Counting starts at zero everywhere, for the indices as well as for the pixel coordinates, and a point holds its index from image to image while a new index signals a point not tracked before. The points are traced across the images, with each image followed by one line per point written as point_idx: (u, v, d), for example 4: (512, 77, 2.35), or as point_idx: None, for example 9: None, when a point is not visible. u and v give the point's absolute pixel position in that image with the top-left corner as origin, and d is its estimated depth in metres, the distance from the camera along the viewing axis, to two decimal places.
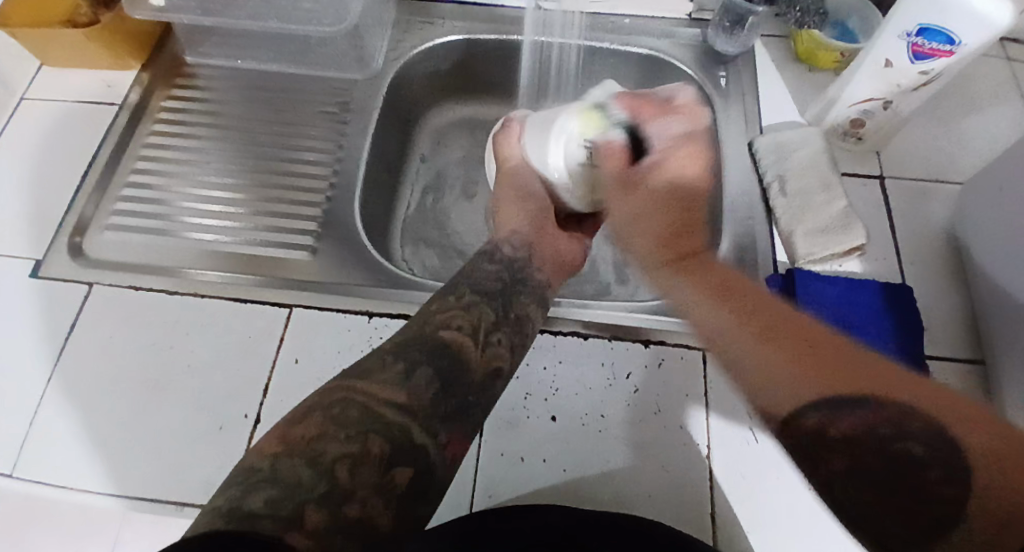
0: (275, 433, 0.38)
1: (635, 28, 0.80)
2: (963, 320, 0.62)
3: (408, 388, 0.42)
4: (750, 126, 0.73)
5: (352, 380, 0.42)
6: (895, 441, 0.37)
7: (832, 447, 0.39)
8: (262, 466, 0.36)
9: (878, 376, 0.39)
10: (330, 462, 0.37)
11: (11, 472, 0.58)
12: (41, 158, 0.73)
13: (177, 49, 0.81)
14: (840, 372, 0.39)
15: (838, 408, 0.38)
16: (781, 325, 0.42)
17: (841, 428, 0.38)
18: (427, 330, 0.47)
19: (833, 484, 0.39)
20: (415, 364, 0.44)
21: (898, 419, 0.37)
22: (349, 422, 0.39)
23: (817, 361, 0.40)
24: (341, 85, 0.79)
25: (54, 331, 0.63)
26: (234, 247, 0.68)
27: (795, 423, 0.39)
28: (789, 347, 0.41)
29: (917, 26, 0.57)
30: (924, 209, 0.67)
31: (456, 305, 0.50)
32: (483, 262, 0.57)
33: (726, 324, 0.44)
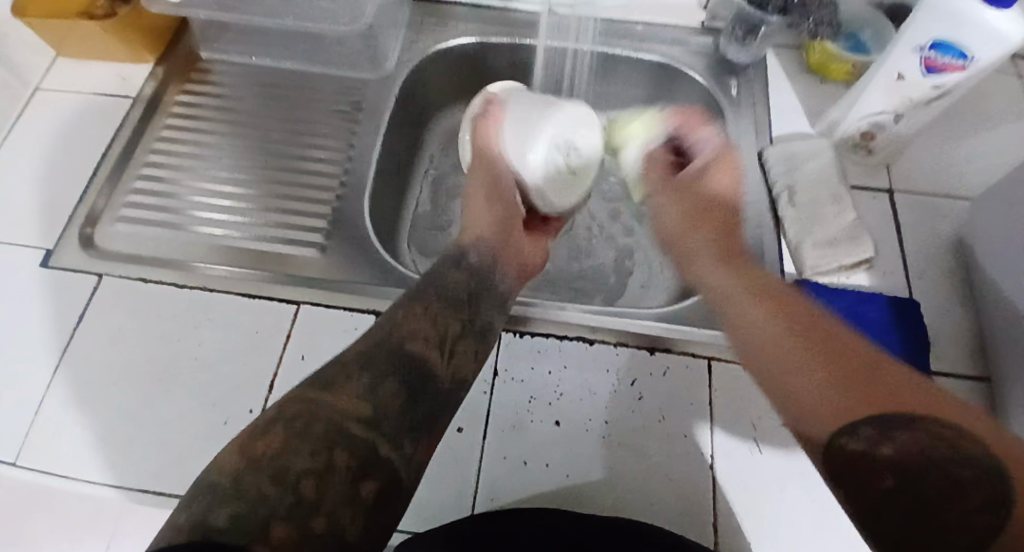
0: (239, 445, 0.39)
1: (648, 36, 0.81)
2: (970, 336, 0.61)
3: (373, 398, 0.43)
4: (761, 136, 0.73)
5: (314, 390, 0.43)
6: (945, 461, 0.35)
7: (871, 465, 0.37)
8: (225, 482, 0.37)
9: (926, 397, 0.37)
10: (295, 478, 0.38)
11: (16, 460, 0.58)
12: (54, 148, 0.73)
13: (192, 44, 0.82)
14: (889, 385, 0.38)
15: (887, 424, 0.37)
16: (828, 332, 0.41)
17: (889, 445, 0.36)
18: (393, 337, 0.48)
19: (871, 502, 0.37)
20: (382, 374, 0.45)
21: (946, 436, 0.36)
22: (313, 437, 0.40)
23: (866, 371, 0.38)
24: (354, 84, 0.80)
25: (63, 321, 0.64)
26: (243, 243, 0.68)
27: (840, 438, 0.38)
28: (834, 355, 0.39)
29: (931, 40, 0.57)
30: (934, 224, 0.67)
31: (423, 314, 0.51)
32: (450, 269, 0.58)
33: (773, 320, 0.43)
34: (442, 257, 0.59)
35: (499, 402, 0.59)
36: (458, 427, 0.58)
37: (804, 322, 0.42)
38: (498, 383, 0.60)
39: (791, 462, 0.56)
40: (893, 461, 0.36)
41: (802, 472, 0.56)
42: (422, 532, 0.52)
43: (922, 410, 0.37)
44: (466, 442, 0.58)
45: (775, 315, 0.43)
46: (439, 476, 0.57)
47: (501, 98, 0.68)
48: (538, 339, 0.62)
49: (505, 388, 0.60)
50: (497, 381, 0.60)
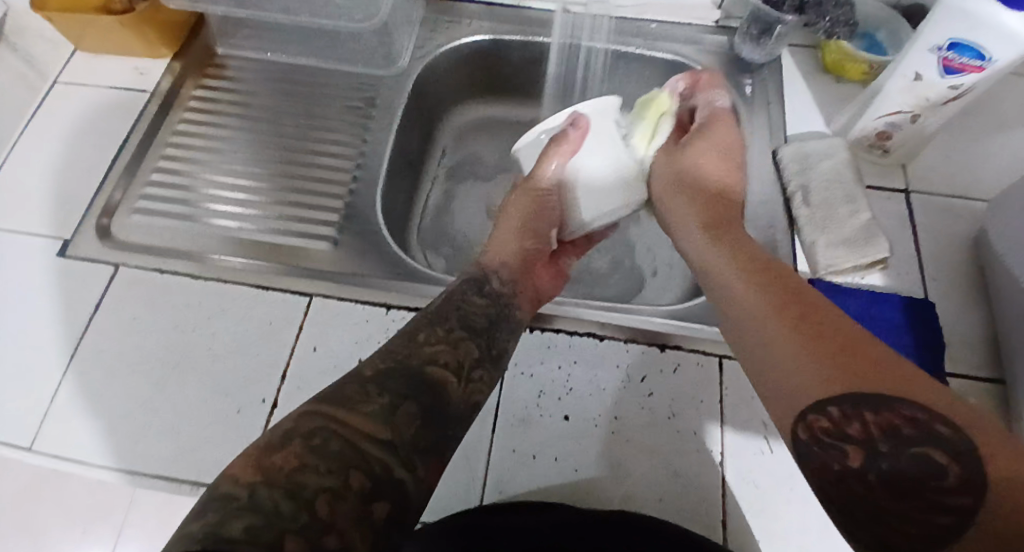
0: (251, 458, 0.38)
1: (662, 34, 0.80)
2: (985, 338, 0.61)
3: (390, 421, 0.42)
4: (775, 135, 0.73)
5: (330, 407, 0.42)
6: (915, 442, 0.36)
7: (841, 443, 0.38)
8: (239, 494, 0.36)
9: (899, 377, 0.39)
10: (311, 494, 0.37)
11: (30, 447, 0.59)
12: (72, 141, 0.74)
13: (209, 40, 0.83)
14: (865, 369, 0.39)
15: (857, 404, 0.38)
16: (811, 317, 0.42)
17: (856, 424, 0.38)
18: (411, 359, 0.48)
19: (838, 478, 0.38)
20: (398, 396, 0.44)
21: (916, 417, 0.37)
22: (329, 454, 0.39)
23: (844, 355, 0.40)
24: (369, 81, 0.80)
25: (79, 310, 0.65)
26: (256, 235, 0.69)
27: (809, 417, 0.39)
28: (813, 340, 0.41)
29: (949, 40, 0.56)
30: (949, 225, 0.66)
31: (444, 338, 0.51)
32: (472, 292, 0.57)
33: (756, 298, 0.46)
34: (463, 278, 0.59)
35: (508, 397, 0.59)
36: None
37: (787, 308, 0.44)
38: (507, 377, 0.60)
39: None
40: (861, 439, 0.38)
41: None
42: (430, 524, 0.52)
43: (896, 394, 0.38)
44: (474, 435, 0.58)
45: (755, 292, 0.46)
46: (447, 469, 0.57)
47: (583, 123, 0.60)
48: (547, 334, 0.62)
49: (514, 382, 0.60)
50: (507, 376, 0.60)
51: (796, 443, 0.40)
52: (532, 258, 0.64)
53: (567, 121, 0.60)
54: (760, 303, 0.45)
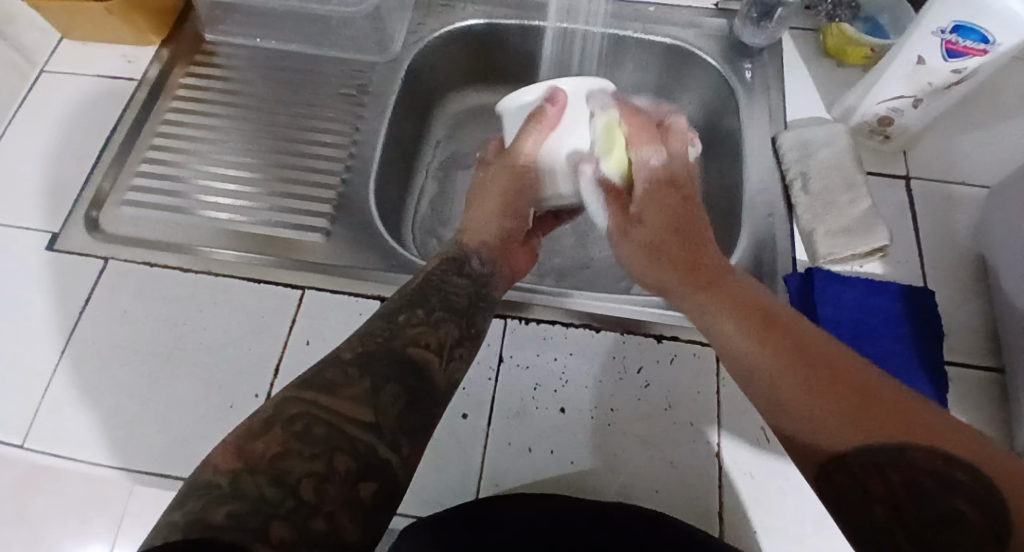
0: (233, 447, 0.37)
1: (660, 17, 0.79)
2: (985, 327, 0.60)
3: (375, 403, 0.41)
4: (774, 121, 0.71)
5: (313, 390, 0.41)
6: (940, 494, 0.36)
7: (865, 494, 0.38)
8: (221, 483, 0.35)
9: (913, 424, 0.37)
10: (296, 480, 0.36)
11: (24, 442, 0.59)
12: (60, 131, 0.73)
13: (198, 27, 0.81)
14: (875, 421, 0.38)
15: (874, 460, 0.37)
16: (810, 367, 0.41)
17: (877, 479, 0.37)
18: (393, 341, 0.46)
19: (867, 529, 0.39)
20: (383, 379, 0.43)
21: (936, 468, 0.36)
22: (313, 440, 0.38)
23: (855, 405, 0.38)
24: (361, 67, 0.79)
25: (70, 302, 0.64)
26: (248, 227, 0.68)
27: (830, 471, 0.39)
28: (815, 395, 0.40)
29: (952, 23, 0.55)
30: (950, 213, 0.65)
31: (425, 319, 0.49)
32: (452, 272, 0.56)
33: (752, 350, 0.44)
34: (442, 258, 0.58)
35: (503, 390, 0.59)
36: (462, 413, 0.58)
37: (784, 353, 0.42)
38: (502, 369, 0.60)
39: None
40: (883, 492, 0.38)
41: None
42: (425, 516, 0.52)
43: (911, 444, 0.37)
44: (470, 428, 0.57)
45: (751, 342, 0.44)
46: (442, 463, 0.56)
47: (564, 99, 0.60)
48: (542, 326, 0.61)
49: (509, 374, 0.59)
50: (501, 368, 0.60)
51: (821, 493, 0.40)
52: (510, 238, 0.63)
53: (545, 96, 0.60)
54: (754, 348, 0.44)
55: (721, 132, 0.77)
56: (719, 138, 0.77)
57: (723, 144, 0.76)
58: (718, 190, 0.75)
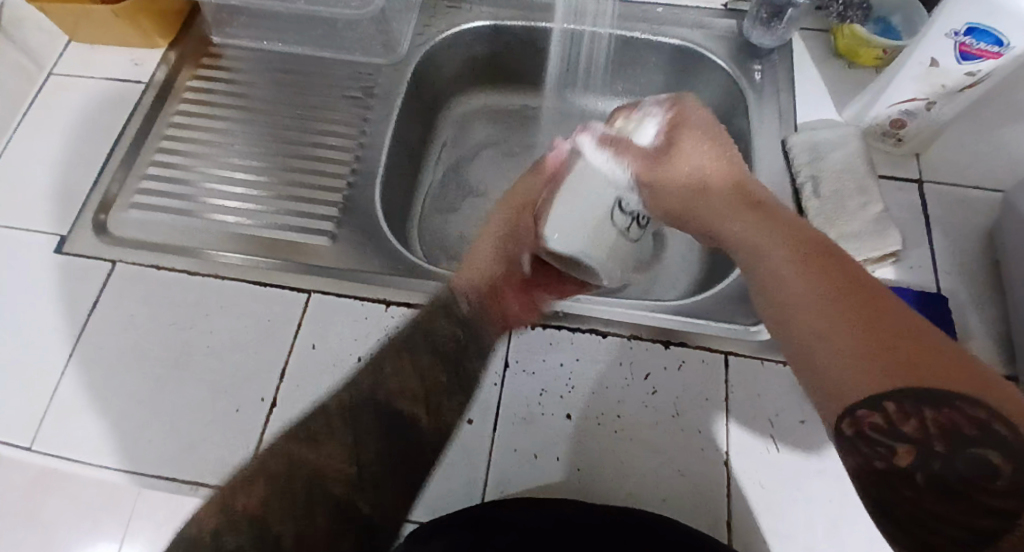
0: (217, 500, 0.43)
1: (667, 19, 0.78)
2: (1001, 333, 0.59)
3: (356, 458, 0.46)
4: (784, 123, 0.71)
5: (295, 442, 0.46)
6: (974, 443, 0.34)
7: (891, 441, 0.36)
8: (205, 533, 0.42)
9: (964, 373, 0.35)
10: (278, 533, 0.42)
11: (31, 445, 0.59)
12: (70, 134, 0.73)
13: (205, 29, 0.81)
14: (925, 356, 0.36)
15: (917, 399, 0.35)
16: (866, 308, 0.39)
17: (912, 421, 0.35)
18: (377, 394, 0.48)
19: (883, 477, 0.36)
20: (365, 433, 0.47)
21: (975, 415, 0.34)
22: (294, 494, 0.44)
23: (906, 350, 0.36)
24: (367, 69, 0.78)
25: (78, 306, 0.64)
26: (254, 230, 0.68)
27: (860, 410, 0.36)
28: (868, 331, 0.38)
29: (966, 25, 0.54)
30: (963, 217, 0.65)
31: (411, 370, 0.50)
32: (441, 317, 0.54)
33: (806, 288, 0.42)
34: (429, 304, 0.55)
35: (509, 396, 0.58)
36: (467, 418, 0.58)
37: (844, 285, 0.41)
38: (508, 374, 0.59)
39: (810, 460, 0.55)
40: (914, 437, 0.35)
41: (821, 471, 0.54)
42: (429, 521, 0.52)
43: (963, 391, 0.34)
44: (475, 433, 0.57)
45: (805, 279, 0.42)
46: (448, 469, 0.56)
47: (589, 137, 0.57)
48: (550, 331, 0.61)
49: (516, 380, 0.59)
50: (507, 374, 0.59)
51: (840, 436, 0.38)
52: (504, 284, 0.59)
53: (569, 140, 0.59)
54: (809, 281, 0.42)
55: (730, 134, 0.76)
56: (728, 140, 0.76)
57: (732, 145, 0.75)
58: None
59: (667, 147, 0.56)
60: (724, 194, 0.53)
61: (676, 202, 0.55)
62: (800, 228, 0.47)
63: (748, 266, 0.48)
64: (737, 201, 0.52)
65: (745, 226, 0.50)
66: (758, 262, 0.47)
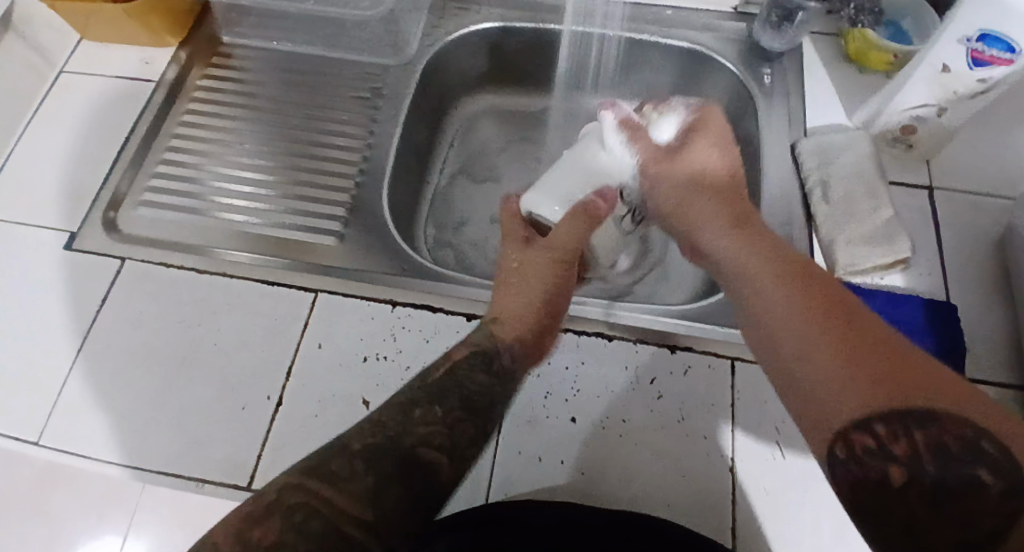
0: (232, 527, 0.41)
1: (677, 21, 0.78)
2: (1012, 341, 0.58)
3: (376, 503, 0.43)
4: (794, 127, 0.70)
5: (312, 478, 0.43)
6: (963, 461, 0.34)
7: (883, 461, 0.36)
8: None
9: (946, 390, 0.36)
10: None
11: (38, 440, 0.59)
12: (80, 131, 0.74)
13: (215, 28, 0.82)
14: (908, 376, 0.36)
15: (905, 420, 0.35)
16: (847, 327, 0.39)
17: (902, 442, 0.35)
18: (403, 437, 0.46)
19: (877, 499, 0.36)
20: (387, 477, 0.44)
21: (962, 434, 0.34)
22: (308, 534, 0.41)
23: (889, 368, 0.37)
24: (376, 70, 0.79)
25: (86, 303, 0.64)
26: (262, 229, 0.68)
27: (851, 433, 0.36)
28: (851, 350, 0.38)
29: (979, 32, 0.54)
30: (973, 223, 0.64)
31: (440, 417, 0.49)
32: (475, 363, 0.53)
33: (787, 307, 0.42)
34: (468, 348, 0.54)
35: (514, 398, 0.58)
36: None
37: (822, 307, 0.41)
38: None
39: (816, 467, 0.54)
40: (905, 457, 0.35)
41: (828, 478, 0.54)
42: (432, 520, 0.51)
43: (947, 409, 0.35)
44: None
45: (786, 299, 0.43)
46: None
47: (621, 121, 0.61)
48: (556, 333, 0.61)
49: None
50: None
51: (833, 459, 0.37)
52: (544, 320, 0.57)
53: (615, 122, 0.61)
54: (791, 301, 0.43)
55: (738, 137, 0.76)
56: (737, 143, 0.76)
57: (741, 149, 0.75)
58: None
59: (678, 149, 0.59)
60: (707, 210, 0.54)
61: (677, 195, 0.57)
62: (780, 248, 0.48)
63: (733, 287, 0.48)
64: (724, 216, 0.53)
65: (731, 244, 0.50)
66: (741, 282, 0.47)
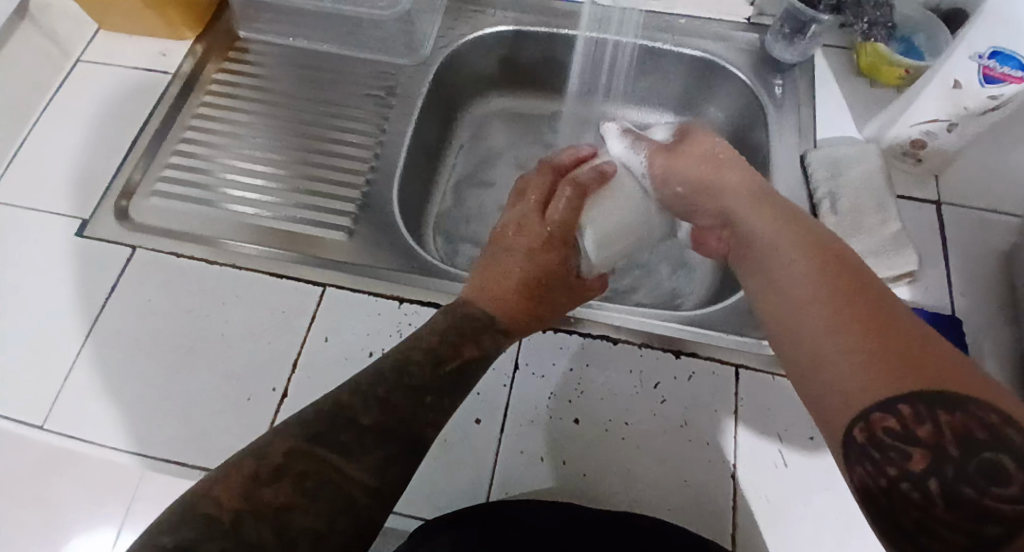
0: (240, 486, 0.41)
1: (689, 30, 0.78)
2: (1017, 357, 0.58)
3: (382, 472, 0.44)
4: (804, 138, 0.71)
5: (323, 448, 0.44)
6: (986, 449, 0.33)
7: (904, 444, 0.35)
8: (225, 520, 0.40)
9: (969, 378, 0.35)
10: (295, 533, 0.41)
11: (43, 424, 0.60)
12: (94, 120, 0.74)
13: (232, 23, 0.82)
14: (936, 359, 0.36)
15: (930, 402, 0.35)
16: (869, 313, 0.39)
17: (926, 425, 0.35)
18: (415, 420, 0.47)
19: (895, 483, 0.35)
20: (396, 453, 0.45)
21: (989, 420, 0.34)
22: (318, 499, 0.42)
23: (907, 355, 0.36)
24: (389, 69, 0.79)
25: (96, 289, 0.65)
26: (272, 222, 0.68)
27: (872, 416, 0.36)
28: (871, 335, 0.38)
29: (991, 49, 0.54)
30: (981, 239, 0.64)
31: (447, 409, 0.49)
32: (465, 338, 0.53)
33: (810, 292, 0.42)
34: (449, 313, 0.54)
35: (518, 397, 0.59)
36: (476, 418, 0.58)
37: (852, 289, 0.41)
38: (517, 377, 0.59)
39: (818, 476, 0.54)
40: (928, 441, 0.35)
41: (829, 487, 0.54)
42: (434, 518, 0.52)
43: (972, 395, 0.34)
44: (482, 432, 0.57)
45: (810, 283, 0.43)
46: (454, 467, 0.56)
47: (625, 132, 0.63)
48: (561, 335, 0.61)
49: (524, 382, 0.59)
50: (517, 375, 0.59)
51: (851, 442, 0.37)
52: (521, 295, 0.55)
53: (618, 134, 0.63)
54: (814, 285, 0.42)
55: (748, 147, 0.76)
56: (746, 153, 0.76)
57: (750, 158, 0.75)
58: None
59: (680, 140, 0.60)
60: (728, 188, 0.54)
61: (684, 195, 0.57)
62: (814, 227, 0.47)
63: (761, 266, 0.48)
64: (740, 196, 0.53)
65: (762, 225, 0.49)
66: (767, 263, 0.47)
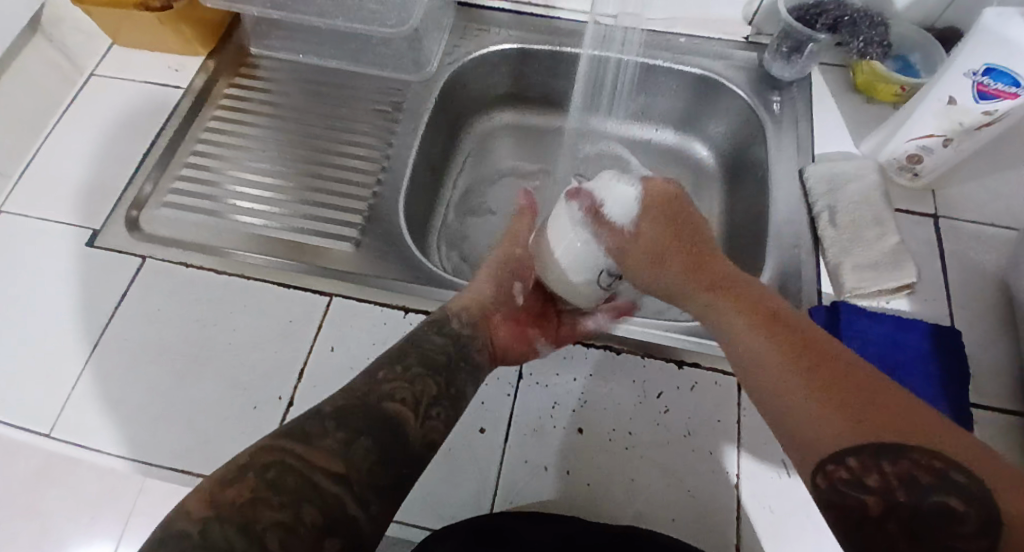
0: (205, 491, 0.41)
1: (690, 48, 0.80)
2: (1014, 371, 0.59)
3: (347, 455, 0.44)
4: (803, 154, 0.72)
5: (286, 438, 0.44)
6: (931, 490, 0.38)
7: (858, 492, 0.40)
8: (192, 532, 0.39)
9: (917, 424, 0.40)
10: (262, 531, 0.39)
11: (50, 432, 0.60)
12: (107, 132, 0.76)
13: (243, 40, 0.84)
14: (877, 412, 0.40)
15: (874, 454, 0.39)
16: (818, 370, 0.43)
17: (874, 473, 0.39)
18: (370, 396, 0.48)
19: (859, 527, 0.40)
20: (356, 434, 0.45)
21: (931, 466, 0.38)
22: (283, 490, 0.41)
23: (861, 409, 0.40)
24: (395, 85, 0.81)
25: (110, 295, 0.66)
26: (279, 233, 0.69)
27: (828, 466, 0.41)
28: (830, 397, 0.41)
29: (984, 65, 0.56)
30: (978, 254, 0.65)
31: (402, 375, 0.50)
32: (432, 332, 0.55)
33: (766, 353, 0.45)
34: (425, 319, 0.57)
35: (522, 408, 0.59)
36: (480, 427, 0.58)
37: (794, 346, 0.45)
38: (522, 386, 0.60)
39: None
40: (878, 488, 0.39)
41: None
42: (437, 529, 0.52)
43: (915, 443, 0.39)
44: (487, 442, 0.58)
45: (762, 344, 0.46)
46: (458, 478, 0.57)
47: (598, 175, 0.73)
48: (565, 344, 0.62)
49: (529, 392, 0.60)
50: (521, 385, 0.60)
51: (816, 490, 0.41)
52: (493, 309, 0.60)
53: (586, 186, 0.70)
54: (769, 347, 0.45)
55: (748, 163, 0.78)
56: (746, 168, 0.78)
57: (750, 174, 0.77)
58: (744, 219, 0.76)
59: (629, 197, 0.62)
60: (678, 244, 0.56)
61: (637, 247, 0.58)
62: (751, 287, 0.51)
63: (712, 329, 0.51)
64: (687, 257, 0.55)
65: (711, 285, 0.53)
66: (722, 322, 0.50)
